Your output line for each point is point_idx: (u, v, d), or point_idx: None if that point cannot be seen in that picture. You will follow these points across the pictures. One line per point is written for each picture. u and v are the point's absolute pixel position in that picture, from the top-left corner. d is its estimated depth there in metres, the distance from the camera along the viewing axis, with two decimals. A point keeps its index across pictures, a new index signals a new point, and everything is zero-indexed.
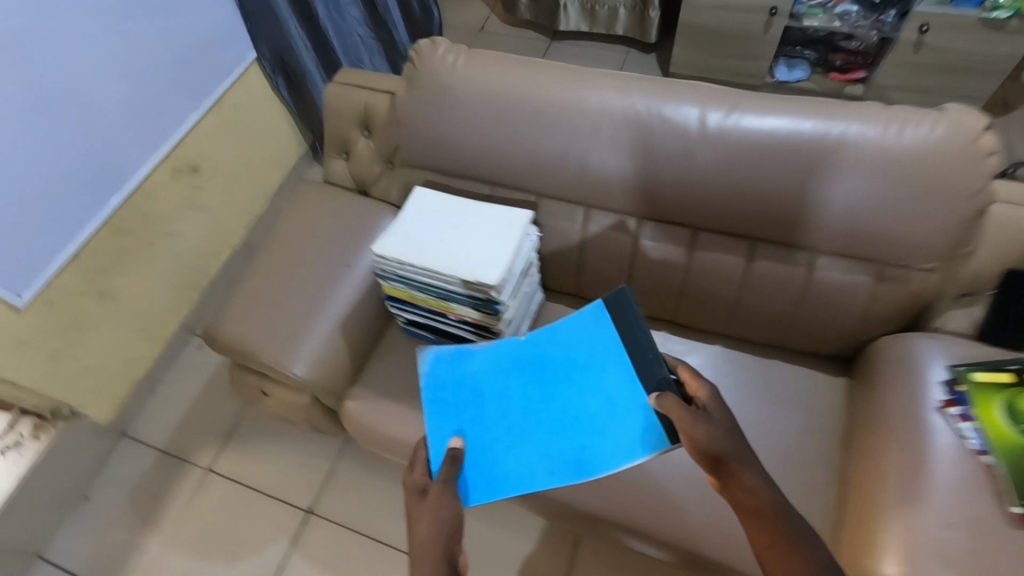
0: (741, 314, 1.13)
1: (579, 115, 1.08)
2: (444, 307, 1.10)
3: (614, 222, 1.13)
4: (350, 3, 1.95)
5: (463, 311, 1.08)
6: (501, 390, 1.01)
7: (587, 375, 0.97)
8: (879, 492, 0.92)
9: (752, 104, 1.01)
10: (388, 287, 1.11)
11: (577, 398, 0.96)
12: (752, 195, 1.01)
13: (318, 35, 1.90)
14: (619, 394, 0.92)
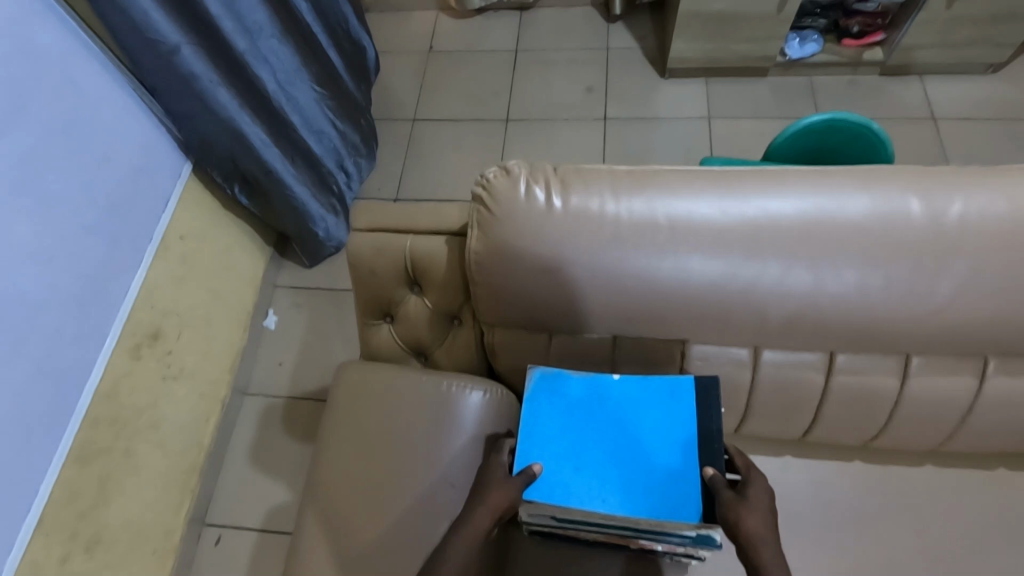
0: (963, 434, 0.90)
1: (743, 239, 0.79)
2: (628, 540, 0.84)
3: (794, 359, 0.87)
4: (298, 69, 1.51)
5: (656, 545, 0.83)
6: (565, 421, 0.83)
7: (650, 425, 0.80)
8: None
9: (979, 183, 0.76)
10: (543, 526, 0.84)
11: (629, 445, 0.80)
12: (1001, 303, 0.76)
13: (278, 121, 1.48)
14: (675, 462, 0.77)
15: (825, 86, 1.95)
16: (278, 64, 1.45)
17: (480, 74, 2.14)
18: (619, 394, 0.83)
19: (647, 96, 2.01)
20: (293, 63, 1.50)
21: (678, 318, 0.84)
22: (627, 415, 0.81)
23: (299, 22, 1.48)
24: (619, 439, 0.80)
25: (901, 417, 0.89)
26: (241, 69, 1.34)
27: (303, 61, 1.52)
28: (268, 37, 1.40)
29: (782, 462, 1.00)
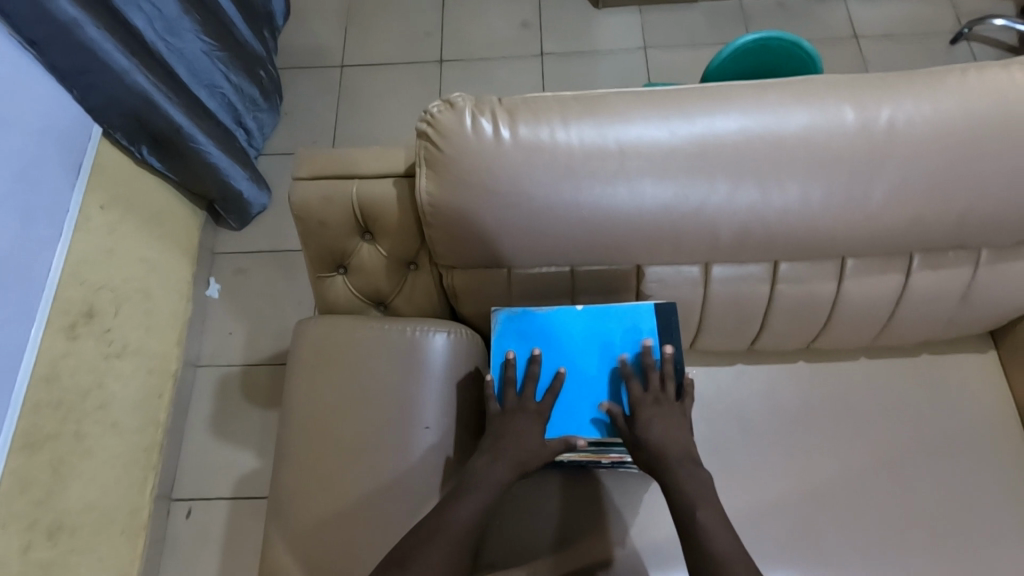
0: (892, 328, 0.99)
1: (691, 159, 0.81)
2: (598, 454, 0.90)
3: (742, 271, 0.91)
4: (181, 15, 1.39)
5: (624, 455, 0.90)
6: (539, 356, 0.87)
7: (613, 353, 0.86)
8: None
9: (905, 90, 0.80)
10: None
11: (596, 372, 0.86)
12: (925, 204, 0.82)
13: (169, 73, 1.37)
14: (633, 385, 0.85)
15: (755, 9, 1.97)
16: (157, 11, 1.34)
17: (409, 12, 2.03)
18: (588, 328, 0.87)
19: (583, 28, 1.97)
20: (175, 9, 1.38)
21: (632, 242, 0.86)
22: (586, 347, 0.87)
23: None
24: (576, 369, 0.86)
25: (839, 318, 0.96)
26: (115, 15, 1.23)
27: (186, 6, 1.39)
28: None
29: (732, 370, 1.07)
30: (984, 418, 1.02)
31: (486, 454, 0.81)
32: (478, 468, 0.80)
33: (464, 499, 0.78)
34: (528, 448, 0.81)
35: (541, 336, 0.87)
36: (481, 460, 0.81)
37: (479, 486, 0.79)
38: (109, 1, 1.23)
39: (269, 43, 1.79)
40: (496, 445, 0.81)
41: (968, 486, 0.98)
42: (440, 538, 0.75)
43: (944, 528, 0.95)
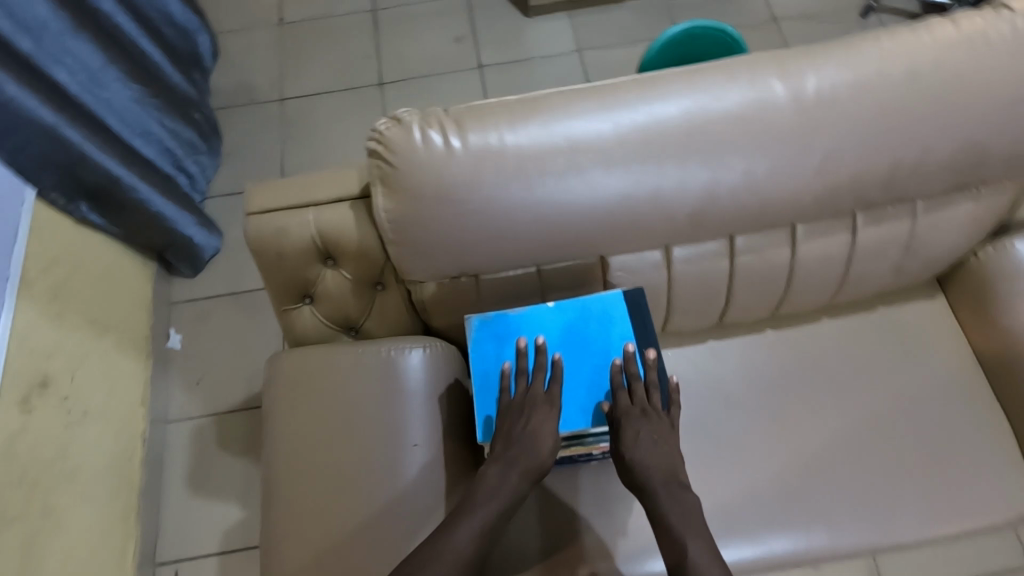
0: (848, 286, 1.03)
1: (639, 147, 0.83)
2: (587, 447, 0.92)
3: (701, 249, 0.94)
4: (105, 66, 1.36)
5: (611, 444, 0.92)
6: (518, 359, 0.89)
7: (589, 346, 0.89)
8: None
9: (825, 60, 0.85)
10: None
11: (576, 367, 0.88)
12: (860, 164, 0.87)
13: (100, 125, 1.33)
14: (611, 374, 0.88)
15: (679, 3, 2.05)
16: (81, 64, 1.30)
17: (342, 39, 2.03)
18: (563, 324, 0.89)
19: (517, 37, 2.01)
20: (99, 60, 1.34)
21: (593, 235, 0.88)
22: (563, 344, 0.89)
23: (93, 15, 1.33)
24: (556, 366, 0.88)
25: (797, 283, 1.00)
26: (36, 72, 1.19)
27: (111, 57, 1.37)
28: (58, 34, 1.24)
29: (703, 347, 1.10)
30: (944, 360, 1.07)
31: (495, 460, 0.80)
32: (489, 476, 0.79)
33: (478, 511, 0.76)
34: (537, 450, 0.80)
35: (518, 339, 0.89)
36: (490, 467, 0.79)
37: (492, 497, 0.78)
38: (28, 58, 1.19)
39: (200, 85, 1.77)
40: (506, 452, 0.80)
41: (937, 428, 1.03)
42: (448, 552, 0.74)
43: (922, 470, 1.00)
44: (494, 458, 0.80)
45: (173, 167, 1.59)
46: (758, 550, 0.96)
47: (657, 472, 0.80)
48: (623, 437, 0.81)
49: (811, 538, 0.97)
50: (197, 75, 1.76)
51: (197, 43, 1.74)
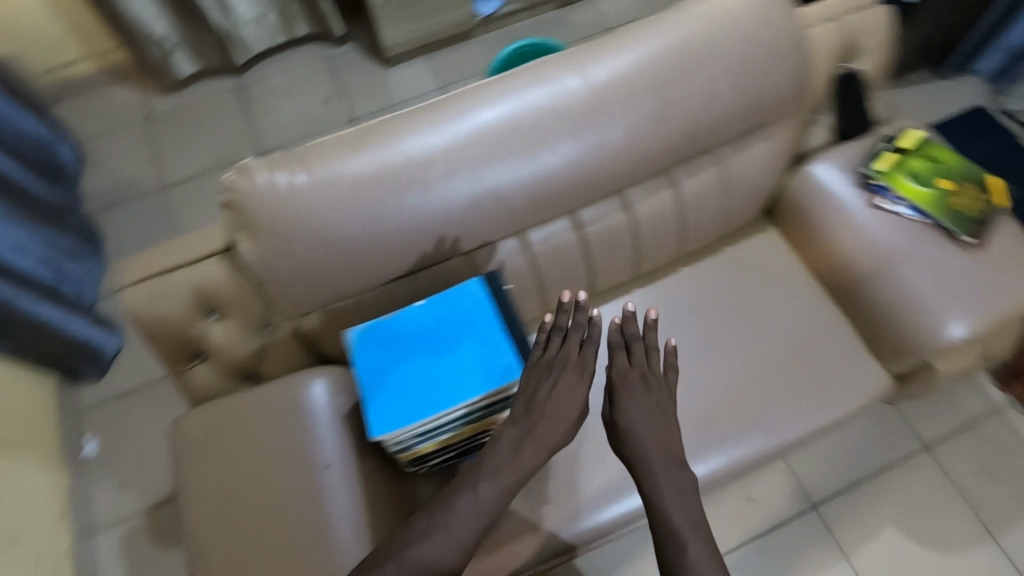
0: (690, 235, 1.17)
1: (469, 150, 0.94)
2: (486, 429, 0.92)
3: (551, 228, 1.06)
4: None
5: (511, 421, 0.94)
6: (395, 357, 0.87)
7: (460, 328, 0.88)
8: (880, 280, 1.09)
9: (607, 48, 0.99)
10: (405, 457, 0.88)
11: (451, 350, 0.86)
12: (658, 128, 1.01)
13: None
14: (486, 349, 0.86)
15: (522, 29, 2.24)
16: None
17: (213, 121, 2.08)
18: (430, 314, 0.89)
19: (381, 87, 2.13)
20: None
21: (449, 235, 0.97)
22: (434, 331, 0.88)
23: None
24: (431, 354, 0.86)
25: (644, 240, 1.13)
26: None
27: None
28: None
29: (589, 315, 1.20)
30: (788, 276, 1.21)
31: (513, 425, 0.81)
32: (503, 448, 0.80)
33: (491, 488, 0.78)
34: (553, 422, 0.81)
35: (393, 339, 0.88)
36: (503, 440, 0.80)
37: (509, 472, 0.79)
38: None
39: (67, 192, 1.76)
40: (527, 426, 0.81)
41: (803, 331, 1.16)
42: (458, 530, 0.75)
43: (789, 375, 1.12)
44: (512, 432, 0.81)
45: (54, 275, 1.58)
46: (666, 483, 1.04)
47: (647, 431, 0.92)
48: (620, 403, 0.94)
49: (713, 458, 1.06)
50: (63, 184, 1.76)
51: (56, 154, 1.76)
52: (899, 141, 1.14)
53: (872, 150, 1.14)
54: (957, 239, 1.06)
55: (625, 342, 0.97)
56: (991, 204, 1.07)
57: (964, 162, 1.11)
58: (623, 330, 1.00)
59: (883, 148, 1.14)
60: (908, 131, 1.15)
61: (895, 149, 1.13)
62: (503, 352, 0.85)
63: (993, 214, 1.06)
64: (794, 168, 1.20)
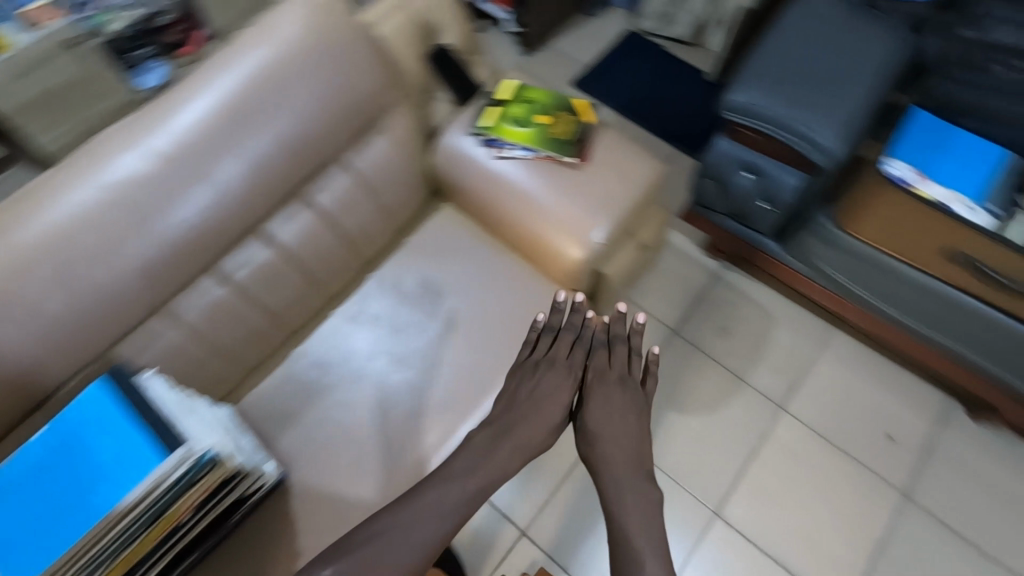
0: (359, 242, 1.20)
1: (48, 257, 0.85)
2: (174, 527, 0.86)
3: (195, 293, 1.02)
4: None
5: (205, 507, 0.89)
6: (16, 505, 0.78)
7: (87, 445, 0.81)
8: (526, 218, 1.19)
9: (171, 103, 0.95)
10: None
11: (79, 473, 0.79)
12: (258, 163, 1.00)
13: None
14: (119, 455, 0.80)
15: None
16: None
17: None
18: (46, 445, 0.81)
19: None
20: None
21: (65, 346, 0.89)
22: (55, 460, 0.80)
23: None
24: (55, 487, 0.79)
25: (310, 266, 1.14)
26: None
27: None
28: None
29: (305, 346, 1.20)
30: (466, 241, 1.28)
31: (489, 428, 1.04)
32: (479, 443, 1.02)
33: (464, 480, 0.97)
34: (546, 421, 1.05)
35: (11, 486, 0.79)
36: (479, 436, 1.04)
37: (481, 471, 0.99)
38: None
39: None
40: (505, 422, 1.05)
41: (489, 292, 1.23)
42: (417, 531, 0.90)
43: (487, 329, 1.20)
44: (491, 431, 1.04)
45: None
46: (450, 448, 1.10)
47: (611, 434, 1.05)
48: (590, 399, 1.08)
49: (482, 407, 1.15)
50: None
51: None
52: (496, 95, 1.24)
53: (479, 109, 1.24)
54: (567, 160, 1.19)
55: (608, 342, 1.15)
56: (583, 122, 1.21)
57: (553, 94, 1.24)
58: (609, 330, 1.16)
59: (487, 105, 1.24)
60: (502, 84, 1.27)
61: (495, 103, 1.24)
62: (135, 451, 0.79)
63: (582, 137, 1.20)
64: (431, 146, 1.25)
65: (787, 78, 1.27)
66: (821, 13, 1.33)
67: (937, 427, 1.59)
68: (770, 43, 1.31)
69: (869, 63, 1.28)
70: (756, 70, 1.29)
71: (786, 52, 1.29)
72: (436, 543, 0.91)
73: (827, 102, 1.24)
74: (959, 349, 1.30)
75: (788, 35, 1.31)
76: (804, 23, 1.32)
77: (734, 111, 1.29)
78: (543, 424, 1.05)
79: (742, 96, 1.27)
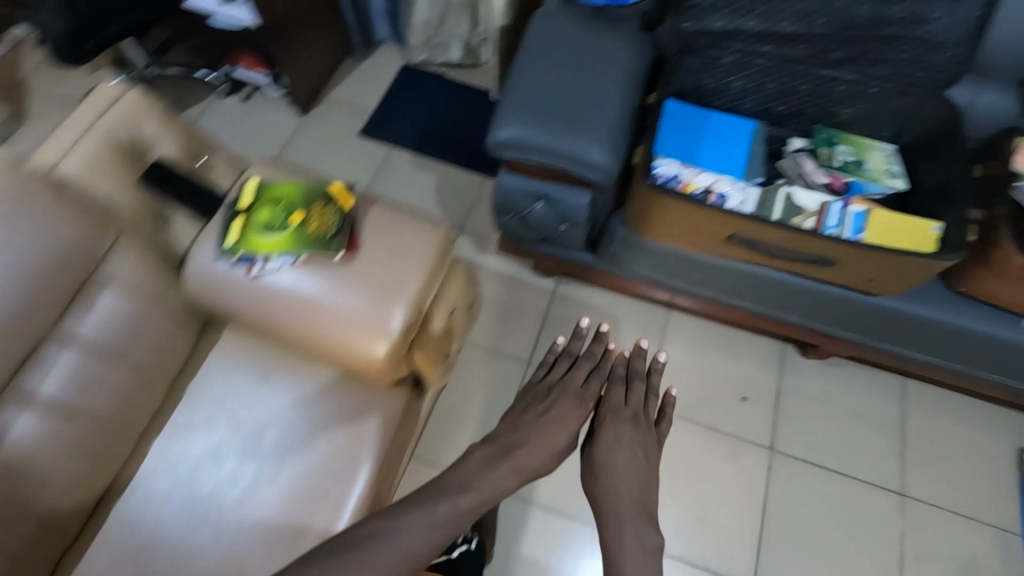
0: (120, 415, 1.01)
1: None
2: None
3: None
4: None
5: None
6: None
7: None
8: (311, 327, 1.06)
9: None
10: None
11: None
12: None
13: None
14: None
15: None
16: None
17: None
18: None
19: None
20: None
21: None
22: None
23: None
24: None
25: (58, 469, 0.94)
26: None
27: None
28: None
29: (159, 438, 1.06)
30: (255, 364, 1.12)
31: (493, 442, 1.04)
32: (479, 455, 1.00)
33: (457, 496, 0.92)
34: (554, 436, 1.05)
35: None
36: (480, 452, 1.01)
37: (473, 489, 0.94)
38: None
39: None
40: (506, 440, 1.04)
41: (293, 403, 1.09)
42: (405, 536, 0.87)
43: (304, 459, 1.05)
44: (491, 447, 1.02)
45: None
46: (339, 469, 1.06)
47: (619, 451, 1.06)
48: (601, 420, 1.11)
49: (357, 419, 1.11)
50: None
51: None
52: (237, 202, 1.08)
53: (223, 223, 1.07)
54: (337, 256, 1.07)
55: (625, 377, 1.20)
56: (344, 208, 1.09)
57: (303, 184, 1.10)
58: (628, 365, 1.21)
59: (229, 216, 1.07)
60: (240, 185, 1.10)
61: (238, 211, 1.07)
62: None
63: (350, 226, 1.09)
64: (179, 276, 1.07)
65: (541, 102, 1.25)
66: (561, 29, 1.34)
67: (779, 376, 1.69)
68: (519, 69, 1.31)
69: (612, 71, 1.30)
70: (510, 99, 1.27)
71: (535, 76, 1.29)
72: (422, 554, 0.86)
73: (582, 118, 1.24)
74: (763, 304, 1.39)
75: (535, 58, 1.31)
76: (547, 43, 1.33)
77: (500, 144, 1.25)
78: (546, 437, 1.06)
79: (504, 129, 1.24)
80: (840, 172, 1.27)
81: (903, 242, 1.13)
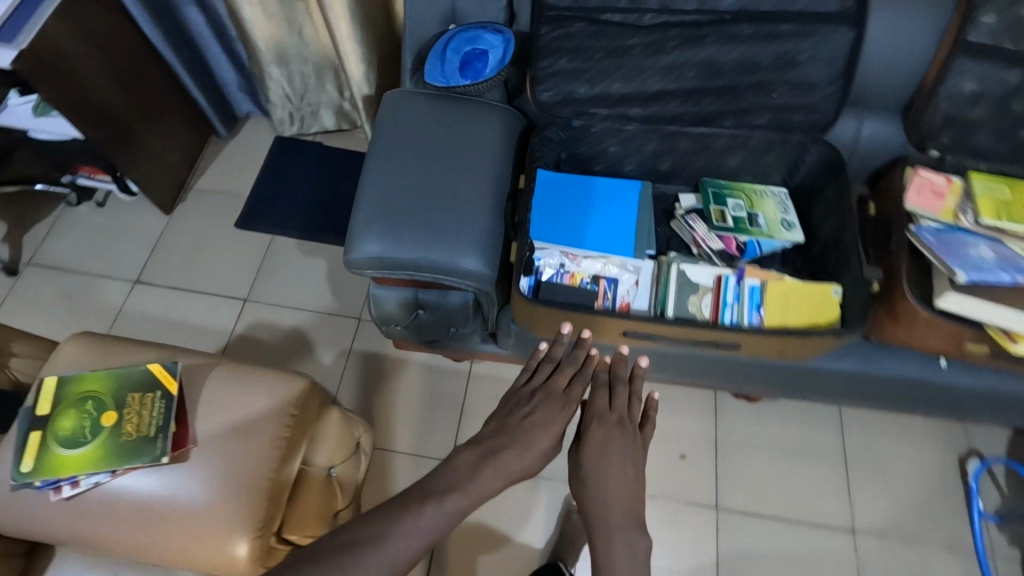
0: None
1: None
2: None
3: None
4: None
5: None
6: None
7: None
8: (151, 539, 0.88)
9: None
10: None
11: None
12: None
13: None
14: None
15: None
16: None
17: None
18: None
19: None
20: None
21: None
22: None
23: None
24: None
25: None
26: None
27: None
28: None
29: None
30: None
31: (473, 448, 0.84)
32: (461, 465, 0.82)
33: (444, 496, 0.77)
34: (549, 428, 0.87)
35: None
36: (460, 456, 0.83)
37: (463, 490, 0.79)
38: None
39: None
40: (494, 442, 0.85)
41: None
42: (395, 545, 0.73)
43: None
44: (475, 450, 0.84)
45: None
46: None
47: (612, 448, 0.87)
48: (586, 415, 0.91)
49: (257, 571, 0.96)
50: None
51: None
52: (38, 410, 0.93)
53: (21, 439, 0.91)
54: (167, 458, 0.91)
55: (608, 382, 0.96)
56: (170, 392, 0.94)
57: (119, 371, 0.96)
58: (611, 371, 0.98)
59: (30, 430, 0.92)
60: (41, 387, 0.95)
61: (39, 422, 0.92)
62: None
63: (177, 416, 0.94)
64: None
65: (398, 212, 1.11)
66: (412, 116, 1.19)
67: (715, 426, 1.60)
68: (370, 173, 1.15)
69: (474, 159, 1.16)
70: (363, 213, 1.12)
71: (388, 180, 1.14)
72: (409, 560, 0.73)
73: (445, 224, 1.10)
74: (682, 374, 1.29)
75: (386, 156, 1.16)
76: (398, 136, 1.17)
77: (359, 267, 1.10)
78: (528, 446, 0.85)
79: (360, 252, 1.09)
80: (732, 233, 1.18)
81: (800, 317, 1.03)
